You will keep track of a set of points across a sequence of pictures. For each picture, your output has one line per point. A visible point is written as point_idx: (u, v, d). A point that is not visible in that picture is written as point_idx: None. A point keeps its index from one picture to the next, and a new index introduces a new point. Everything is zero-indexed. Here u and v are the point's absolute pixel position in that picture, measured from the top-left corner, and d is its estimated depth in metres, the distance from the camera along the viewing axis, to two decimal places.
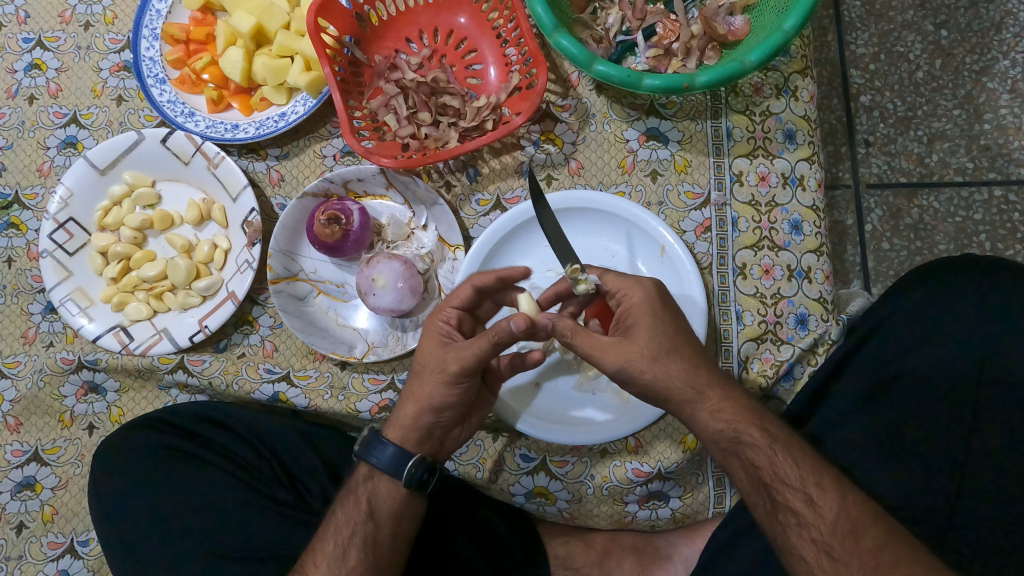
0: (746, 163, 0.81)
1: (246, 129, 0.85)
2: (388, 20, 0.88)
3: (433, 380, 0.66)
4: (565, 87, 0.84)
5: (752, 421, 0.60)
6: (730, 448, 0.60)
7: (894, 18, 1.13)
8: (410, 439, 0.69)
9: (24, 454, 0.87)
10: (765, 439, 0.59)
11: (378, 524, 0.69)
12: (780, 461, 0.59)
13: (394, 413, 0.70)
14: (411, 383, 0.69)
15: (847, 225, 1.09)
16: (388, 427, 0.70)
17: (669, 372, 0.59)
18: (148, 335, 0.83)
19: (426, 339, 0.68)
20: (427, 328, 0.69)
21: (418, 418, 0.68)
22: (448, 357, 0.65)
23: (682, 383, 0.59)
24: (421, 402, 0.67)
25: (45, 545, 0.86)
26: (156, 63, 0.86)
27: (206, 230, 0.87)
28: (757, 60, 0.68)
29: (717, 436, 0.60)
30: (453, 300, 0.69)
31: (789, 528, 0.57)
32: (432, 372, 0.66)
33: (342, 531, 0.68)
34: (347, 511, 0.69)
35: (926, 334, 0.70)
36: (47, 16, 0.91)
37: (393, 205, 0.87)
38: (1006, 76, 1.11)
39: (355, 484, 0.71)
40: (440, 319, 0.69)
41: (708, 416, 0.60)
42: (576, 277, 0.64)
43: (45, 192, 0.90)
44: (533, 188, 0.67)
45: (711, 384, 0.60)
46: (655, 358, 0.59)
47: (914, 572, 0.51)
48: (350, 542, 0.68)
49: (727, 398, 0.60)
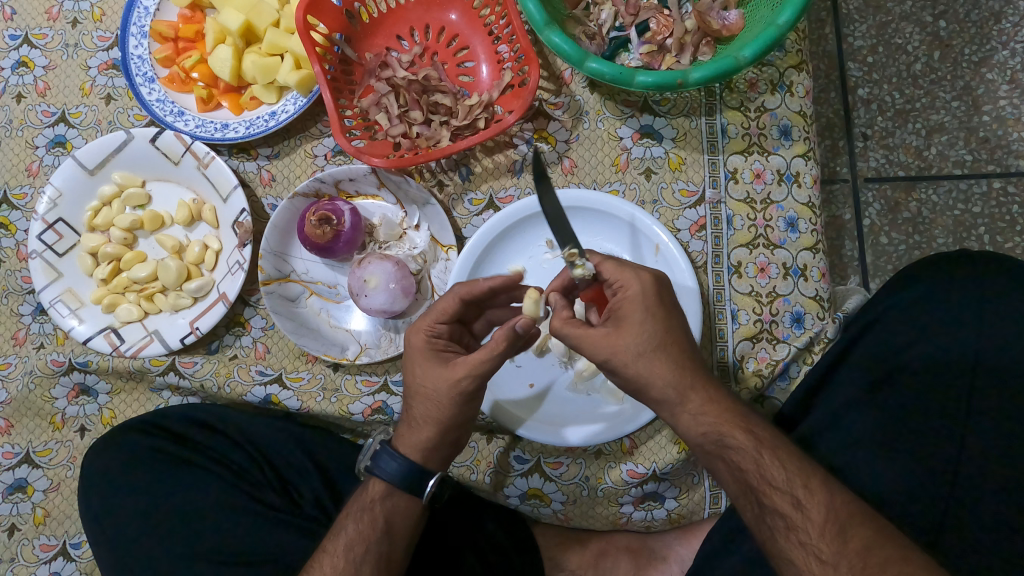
0: (741, 160, 0.80)
1: (235, 128, 0.84)
2: (379, 17, 0.87)
3: (451, 402, 0.65)
4: (558, 83, 0.83)
5: (736, 424, 0.59)
6: (715, 451, 0.59)
7: (892, 10, 1.11)
8: (434, 457, 0.69)
9: (15, 456, 0.86)
10: (750, 442, 0.58)
11: (392, 542, 0.70)
12: (766, 463, 0.58)
13: (407, 434, 0.69)
14: (419, 407, 0.67)
15: (844, 219, 1.09)
16: (403, 449, 0.69)
17: (652, 370, 0.57)
18: (140, 336, 0.83)
19: (423, 361, 0.66)
20: (419, 349, 0.66)
21: (441, 438, 0.68)
22: (460, 376, 0.64)
23: (663, 383, 0.58)
24: (440, 423, 0.66)
25: (37, 548, 0.85)
26: (144, 61, 0.86)
27: (197, 231, 0.86)
28: (751, 56, 0.67)
29: (701, 438, 0.59)
30: (439, 315, 0.67)
31: (777, 532, 0.57)
32: (445, 395, 0.65)
33: (354, 548, 0.68)
34: (361, 527, 0.69)
35: (921, 332, 0.69)
36: (34, 13, 0.90)
37: (385, 205, 0.86)
38: (1006, 67, 1.10)
39: (370, 501, 0.70)
40: (428, 335, 0.67)
41: (690, 418, 0.59)
42: (574, 262, 0.62)
43: (34, 192, 0.89)
44: (535, 168, 0.62)
45: (695, 387, 0.58)
46: (639, 355, 0.57)
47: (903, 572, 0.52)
48: (363, 560, 0.68)
49: (709, 401, 0.59)
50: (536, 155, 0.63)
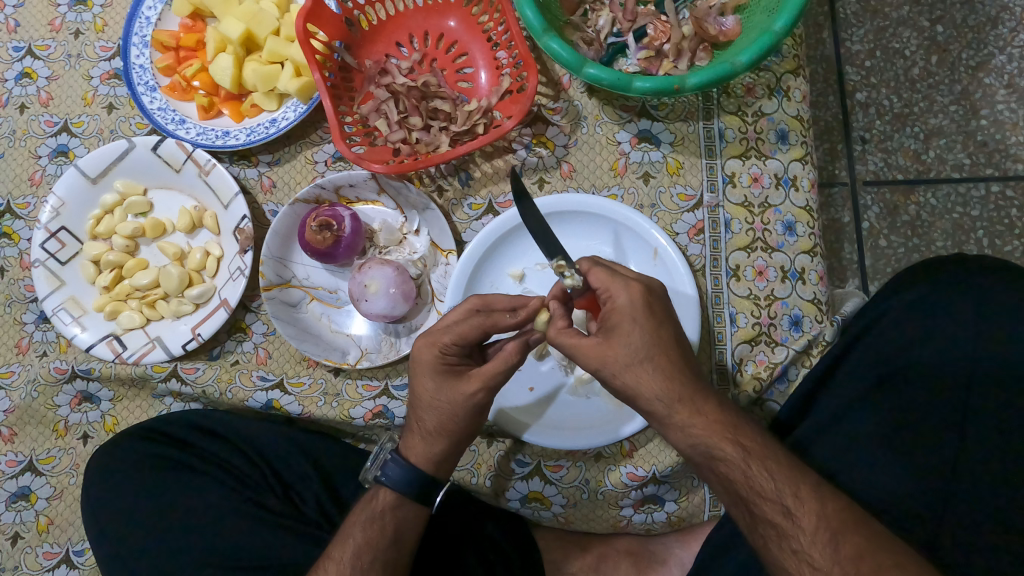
0: (738, 164, 0.81)
1: (236, 136, 0.84)
2: (378, 25, 0.87)
3: (465, 414, 0.66)
4: (557, 89, 0.84)
5: (724, 436, 0.58)
6: (704, 462, 0.59)
7: (889, 14, 1.12)
8: (444, 466, 0.70)
9: (18, 464, 0.87)
10: (737, 454, 0.58)
11: (400, 550, 0.70)
12: (754, 473, 0.58)
13: (419, 446, 0.69)
14: (434, 421, 0.67)
15: (843, 222, 1.09)
16: (413, 459, 0.69)
17: (640, 380, 0.58)
18: (142, 343, 0.83)
19: (435, 375, 0.65)
20: (431, 366, 0.65)
21: (453, 449, 0.69)
22: (475, 390, 0.64)
23: (651, 394, 0.58)
24: (454, 434, 0.67)
25: (41, 555, 0.86)
26: (146, 71, 0.86)
27: (198, 238, 0.87)
28: (748, 62, 0.68)
29: (689, 449, 0.59)
30: (454, 335, 0.65)
31: (770, 540, 0.57)
32: (461, 408, 0.65)
33: (362, 557, 0.68)
34: (369, 536, 0.69)
35: (916, 334, 0.70)
36: (37, 25, 0.91)
37: (385, 210, 0.86)
38: (1003, 72, 1.10)
39: (379, 510, 0.70)
40: (439, 351, 0.65)
41: (678, 433, 0.59)
42: (562, 273, 0.62)
43: (37, 202, 0.90)
44: (517, 189, 0.66)
45: (682, 398, 0.58)
46: (627, 365, 0.58)
47: None
48: (371, 567, 0.68)
49: (695, 413, 0.58)
50: (513, 174, 0.68)
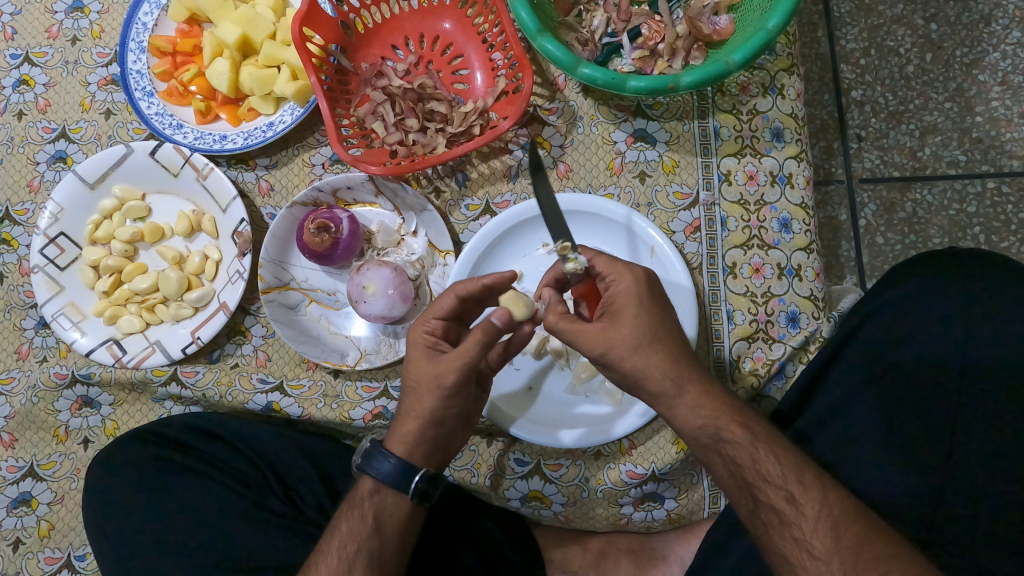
0: (733, 162, 0.81)
1: (234, 139, 0.84)
2: (374, 27, 0.88)
3: (430, 392, 0.65)
4: (552, 90, 0.84)
5: (732, 418, 0.59)
6: (711, 445, 0.60)
7: (884, 13, 1.12)
8: (418, 451, 0.69)
9: (19, 470, 0.87)
10: (746, 437, 0.59)
11: (383, 538, 0.70)
12: (762, 458, 0.58)
13: (396, 426, 0.69)
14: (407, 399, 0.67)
15: (840, 220, 1.09)
16: (391, 443, 0.69)
17: (649, 363, 0.58)
18: (141, 347, 0.83)
19: (414, 353, 0.67)
20: (412, 341, 0.67)
21: (423, 432, 0.68)
22: (445, 368, 0.64)
23: (660, 374, 0.58)
24: (423, 415, 0.67)
25: (42, 561, 0.86)
26: (142, 76, 0.87)
27: (196, 241, 0.87)
28: (741, 60, 0.68)
29: (698, 431, 0.60)
30: (437, 311, 0.68)
31: (771, 527, 0.58)
32: (428, 385, 0.65)
33: (347, 546, 0.68)
34: (352, 527, 0.69)
35: (911, 326, 0.70)
36: (33, 32, 0.92)
37: (382, 212, 0.86)
38: (997, 69, 1.11)
39: (359, 497, 0.71)
40: (426, 331, 0.67)
41: (687, 411, 0.59)
42: (567, 256, 0.60)
43: (35, 208, 0.90)
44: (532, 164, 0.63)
45: (691, 379, 0.59)
46: (635, 348, 0.58)
47: (893, 569, 0.52)
48: (356, 557, 0.68)
49: (697, 400, 0.59)
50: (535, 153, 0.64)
